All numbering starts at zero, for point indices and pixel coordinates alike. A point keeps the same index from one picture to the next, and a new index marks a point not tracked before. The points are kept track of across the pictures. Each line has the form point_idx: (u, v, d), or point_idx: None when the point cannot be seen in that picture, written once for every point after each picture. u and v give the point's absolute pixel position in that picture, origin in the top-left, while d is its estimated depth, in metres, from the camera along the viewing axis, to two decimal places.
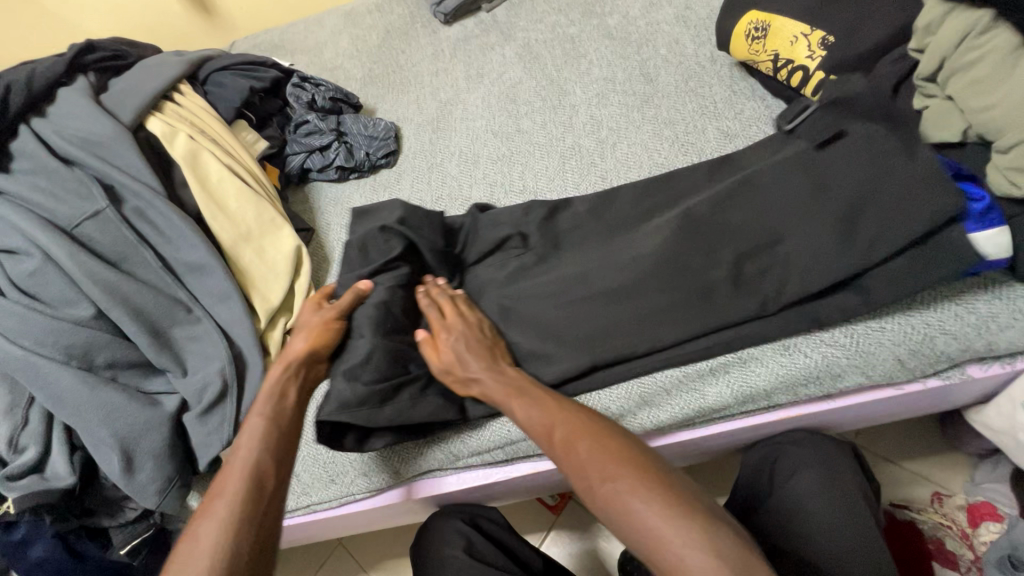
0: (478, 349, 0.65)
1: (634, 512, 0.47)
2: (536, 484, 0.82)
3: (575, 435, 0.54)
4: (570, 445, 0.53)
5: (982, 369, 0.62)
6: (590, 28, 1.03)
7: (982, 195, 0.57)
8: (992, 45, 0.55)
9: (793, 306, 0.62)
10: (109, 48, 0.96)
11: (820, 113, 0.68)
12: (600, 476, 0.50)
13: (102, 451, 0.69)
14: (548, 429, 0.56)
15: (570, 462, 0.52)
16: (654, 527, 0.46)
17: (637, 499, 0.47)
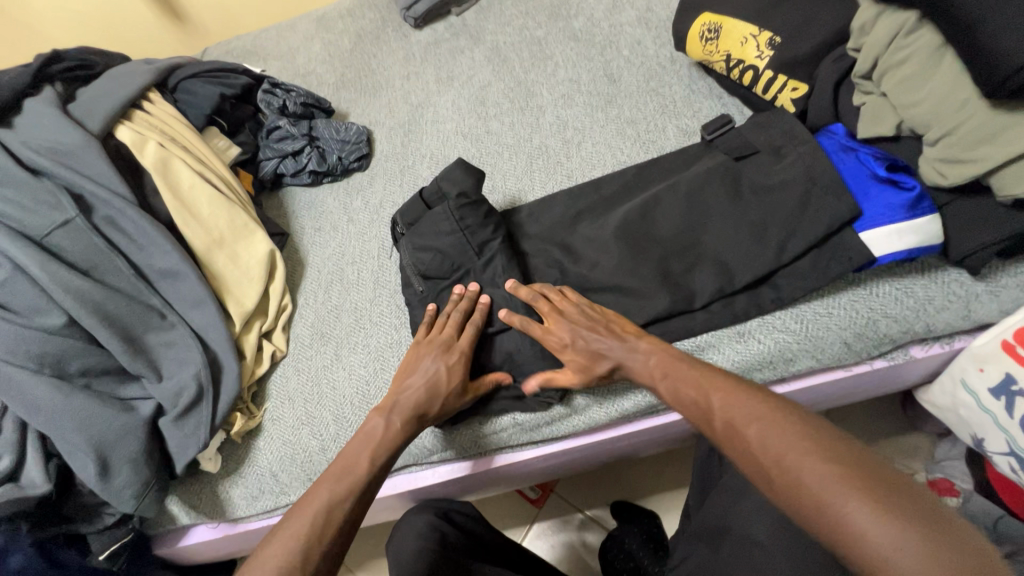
0: (609, 342, 0.64)
1: (830, 500, 0.45)
2: (512, 476, 0.84)
3: (763, 419, 0.51)
4: (758, 428, 0.51)
5: (923, 349, 0.65)
6: (556, 31, 1.06)
7: (913, 185, 0.60)
8: (918, 45, 0.59)
9: (737, 293, 0.66)
10: (76, 57, 0.96)
11: (737, 131, 0.74)
12: (789, 462, 0.48)
13: (77, 457, 0.69)
14: (728, 413, 0.54)
15: (762, 449, 0.50)
16: (861, 525, 0.43)
17: (836, 489, 0.45)
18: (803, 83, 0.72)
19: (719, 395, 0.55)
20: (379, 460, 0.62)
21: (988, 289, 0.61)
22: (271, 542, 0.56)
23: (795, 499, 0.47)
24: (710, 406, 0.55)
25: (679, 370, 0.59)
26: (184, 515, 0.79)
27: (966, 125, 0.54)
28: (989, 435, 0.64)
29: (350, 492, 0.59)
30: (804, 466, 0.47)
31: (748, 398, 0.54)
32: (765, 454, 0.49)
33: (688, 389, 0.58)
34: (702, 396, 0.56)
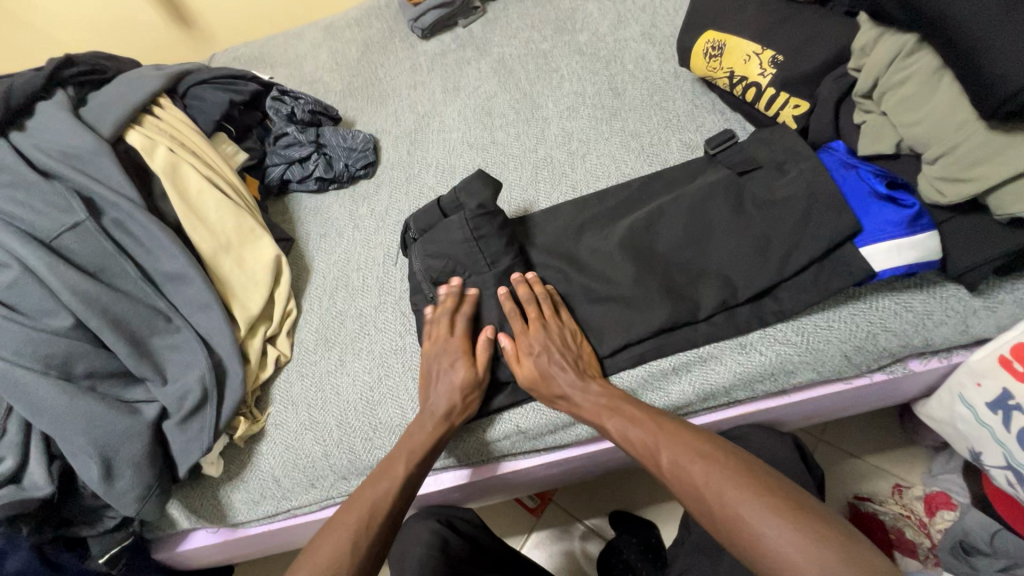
0: (579, 374, 0.66)
1: (760, 531, 0.49)
2: (515, 483, 0.84)
3: (697, 458, 0.55)
4: (692, 468, 0.55)
5: (922, 362, 0.66)
6: (561, 45, 1.08)
7: (913, 202, 0.61)
8: (918, 66, 0.60)
9: (739, 305, 0.67)
10: (88, 62, 0.97)
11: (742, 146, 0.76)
12: (725, 499, 0.51)
13: (81, 459, 0.69)
14: (664, 452, 0.58)
15: (696, 486, 0.54)
16: (790, 556, 0.46)
17: (767, 522, 0.49)
18: (804, 101, 0.74)
19: (663, 432, 0.59)
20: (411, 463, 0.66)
21: (985, 305, 0.62)
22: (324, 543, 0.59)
23: (730, 531, 0.51)
24: (652, 437, 0.59)
25: (628, 409, 0.63)
26: (184, 520, 0.79)
27: (968, 143, 0.55)
28: (986, 448, 0.65)
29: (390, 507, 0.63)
30: (734, 501, 0.51)
31: (685, 438, 0.58)
32: (704, 491, 0.53)
33: (633, 428, 0.61)
34: (644, 429, 0.60)
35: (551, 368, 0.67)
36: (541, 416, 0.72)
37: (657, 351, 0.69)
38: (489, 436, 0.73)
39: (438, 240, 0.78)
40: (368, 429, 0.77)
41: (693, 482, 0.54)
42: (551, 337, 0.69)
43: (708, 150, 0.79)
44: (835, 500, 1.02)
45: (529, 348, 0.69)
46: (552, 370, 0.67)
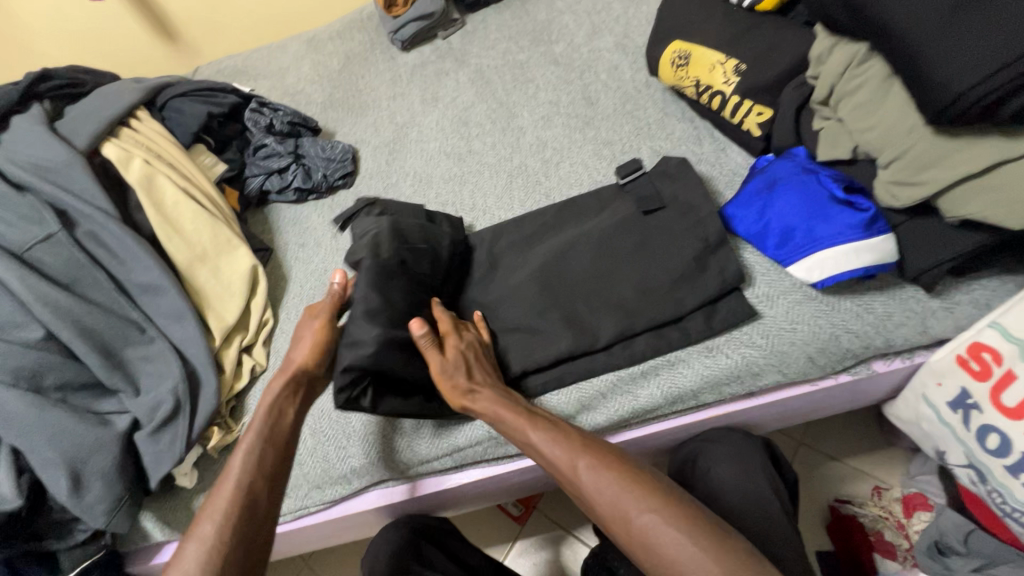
0: (493, 385, 0.66)
1: (678, 548, 0.50)
2: (492, 490, 0.85)
3: (608, 477, 0.56)
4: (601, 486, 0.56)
5: (886, 363, 0.67)
6: (538, 55, 1.09)
7: (869, 206, 0.62)
8: (870, 74, 0.62)
9: (699, 308, 0.68)
10: (66, 76, 0.98)
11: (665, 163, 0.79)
12: (635, 519, 0.53)
13: (50, 471, 0.69)
14: (573, 466, 0.57)
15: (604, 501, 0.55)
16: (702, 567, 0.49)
17: (681, 537, 0.51)
18: (767, 108, 0.75)
19: (583, 448, 0.59)
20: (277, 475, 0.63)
21: (943, 305, 0.63)
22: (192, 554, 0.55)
23: (635, 544, 0.53)
24: (570, 452, 0.58)
25: (541, 425, 0.61)
26: (158, 531, 0.78)
27: (917, 148, 0.57)
28: (949, 447, 0.66)
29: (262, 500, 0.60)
30: (643, 515, 0.53)
31: (593, 455, 0.58)
32: (622, 507, 0.54)
33: (545, 442, 0.59)
34: (563, 443, 0.59)
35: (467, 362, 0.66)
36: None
37: (626, 354, 0.69)
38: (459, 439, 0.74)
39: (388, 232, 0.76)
40: (341, 437, 0.77)
41: (603, 500, 0.55)
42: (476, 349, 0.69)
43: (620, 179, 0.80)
44: (814, 503, 1.02)
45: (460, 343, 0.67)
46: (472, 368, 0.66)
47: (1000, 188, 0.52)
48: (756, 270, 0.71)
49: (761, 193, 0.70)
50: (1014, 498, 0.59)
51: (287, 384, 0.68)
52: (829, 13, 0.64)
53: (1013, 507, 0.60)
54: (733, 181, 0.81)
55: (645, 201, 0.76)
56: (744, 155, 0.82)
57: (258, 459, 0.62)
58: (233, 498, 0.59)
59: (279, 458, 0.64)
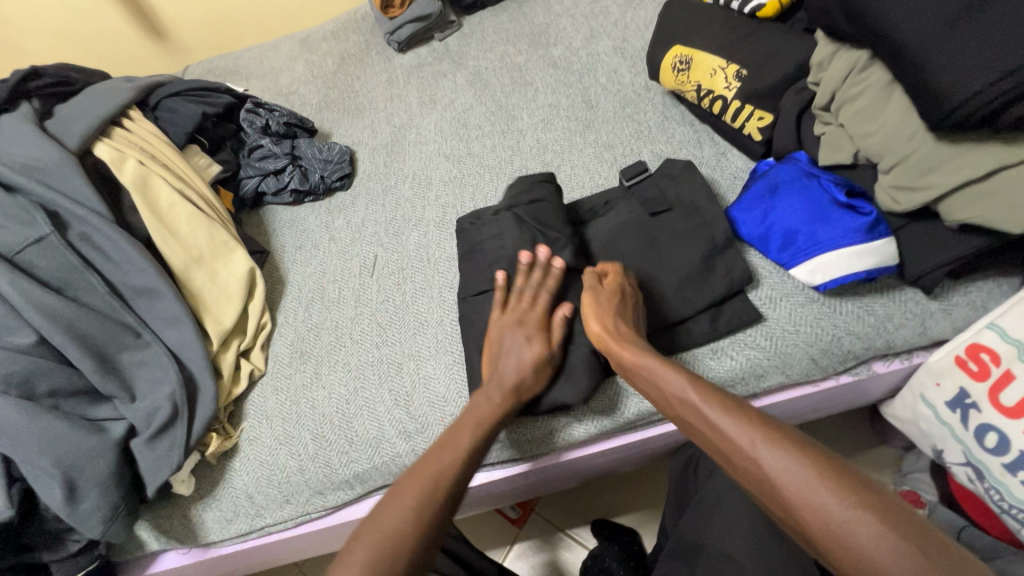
0: (658, 356, 0.59)
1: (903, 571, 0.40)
2: (495, 494, 0.84)
3: (809, 468, 0.45)
4: (817, 490, 0.44)
5: (885, 364, 0.69)
6: (536, 58, 1.09)
7: (870, 210, 0.63)
8: (870, 80, 0.63)
9: (704, 310, 0.69)
10: (54, 74, 0.95)
11: (672, 163, 0.80)
12: (841, 514, 0.42)
13: (42, 481, 0.67)
14: (771, 457, 0.47)
15: (819, 515, 0.43)
16: None
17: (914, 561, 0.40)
18: (768, 113, 0.76)
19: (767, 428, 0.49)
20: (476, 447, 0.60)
21: (941, 307, 0.65)
22: (376, 521, 0.51)
23: (851, 567, 0.42)
24: (752, 426, 0.49)
25: (731, 403, 0.52)
26: (154, 541, 0.77)
27: (918, 153, 0.58)
28: (947, 446, 0.67)
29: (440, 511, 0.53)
30: (862, 532, 0.41)
31: (779, 431, 0.48)
32: (826, 506, 0.43)
33: (713, 411, 0.52)
34: (744, 420, 0.50)
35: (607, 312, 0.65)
36: (539, 427, 0.72)
37: None
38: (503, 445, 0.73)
39: (506, 224, 0.77)
40: (344, 442, 0.77)
41: (822, 513, 0.43)
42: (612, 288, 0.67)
43: (624, 181, 0.81)
44: None
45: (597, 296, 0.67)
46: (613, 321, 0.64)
47: (999, 193, 0.54)
48: (760, 273, 0.72)
49: (763, 197, 0.71)
50: (1011, 496, 0.60)
51: (511, 402, 0.64)
52: (830, 21, 0.65)
53: (1011, 504, 0.61)
54: (734, 184, 0.82)
55: (650, 204, 0.77)
56: (744, 159, 0.83)
57: (453, 443, 0.59)
58: (427, 490, 0.54)
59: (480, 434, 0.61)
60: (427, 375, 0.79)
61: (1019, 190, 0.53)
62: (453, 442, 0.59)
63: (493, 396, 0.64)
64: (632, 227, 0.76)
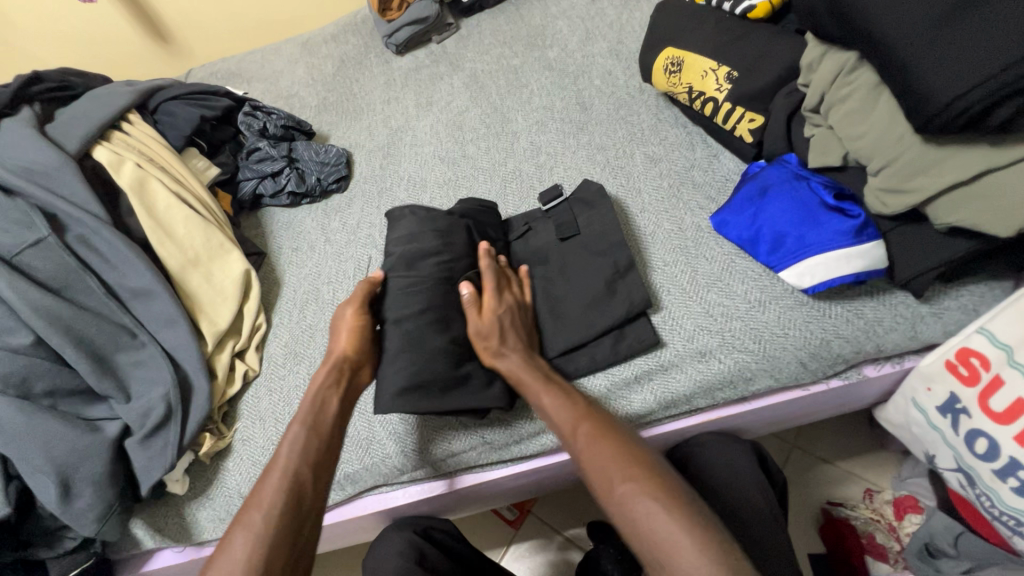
0: (535, 362, 0.67)
1: (654, 519, 0.51)
2: (466, 501, 0.84)
3: (603, 443, 0.58)
4: (641, 502, 0.52)
5: (876, 368, 0.68)
6: (532, 60, 1.10)
7: (859, 213, 0.63)
8: (858, 83, 0.63)
9: (606, 333, 0.70)
10: (57, 79, 0.97)
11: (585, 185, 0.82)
12: (619, 475, 0.55)
13: (39, 479, 0.68)
14: (616, 472, 0.55)
15: (637, 519, 0.51)
16: (677, 543, 0.49)
17: (658, 512, 0.51)
18: (759, 115, 0.76)
19: (587, 414, 0.61)
20: (326, 424, 0.66)
21: (932, 311, 0.64)
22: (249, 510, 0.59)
23: (624, 520, 0.53)
24: (575, 410, 0.61)
25: (592, 425, 0.59)
26: (149, 539, 0.78)
27: (903, 157, 0.58)
28: (939, 451, 0.66)
29: (289, 504, 0.59)
30: (668, 535, 0.49)
31: (586, 415, 0.61)
32: (607, 470, 0.56)
33: (552, 399, 0.63)
34: (569, 406, 0.62)
35: (503, 322, 0.69)
36: (533, 426, 0.73)
37: (615, 358, 0.69)
38: (506, 442, 0.73)
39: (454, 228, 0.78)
40: None
41: (638, 524, 0.51)
42: (509, 305, 0.71)
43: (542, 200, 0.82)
44: (809, 505, 1.02)
45: (495, 304, 0.70)
46: (504, 328, 0.68)
47: (987, 196, 0.53)
48: (747, 275, 0.71)
49: (753, 200, 0.71)
50: (1001, 502, 0.59)
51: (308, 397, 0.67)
52: (819, 22, 0.65)
53: (1002, 512, 0.60)
54: (725, 186, 0.81)
55: (562, 228, 0.78)
56: (736, 161, 0.83)
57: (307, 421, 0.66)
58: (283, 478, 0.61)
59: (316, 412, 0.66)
60: None
61: (1003, 197, 0.52)
62: (315, 426, 0.65)
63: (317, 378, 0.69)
64: (546, 254, 0.78)
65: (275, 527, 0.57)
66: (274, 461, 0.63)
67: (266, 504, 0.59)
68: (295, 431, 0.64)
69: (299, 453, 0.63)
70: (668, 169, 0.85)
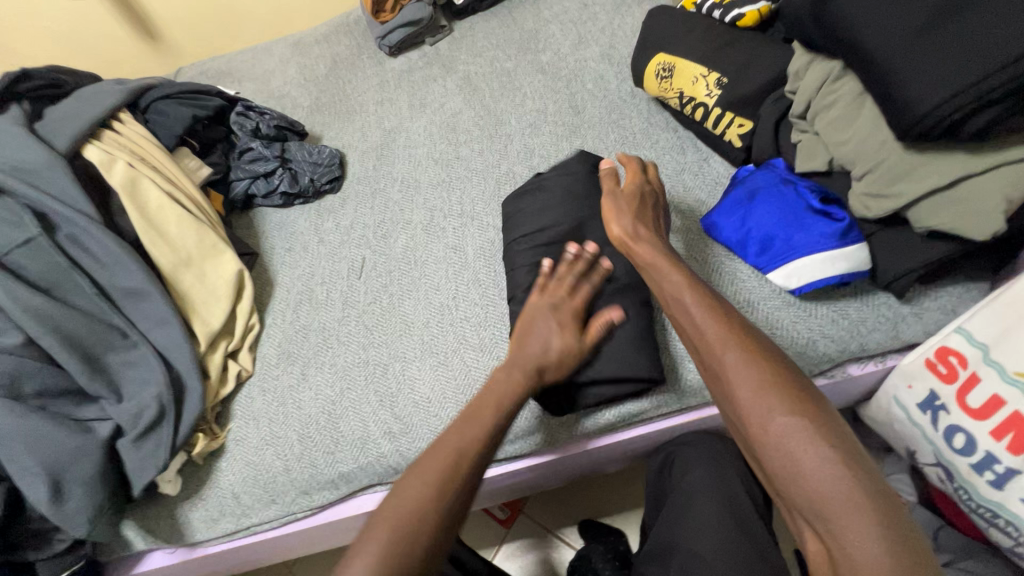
0: (681, 279, 0.61)
1: (820, 471, 0.47)
2: None
3: (760, 374, 0.52)
4: (803, 448, 0.48)
5: (860, 367, 0.70)
6: (524, 64, 1.11)
7: (843, 216, 0.65)
8: (843, 90, 0.65)
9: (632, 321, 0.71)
10: (45, 76, 0.96)
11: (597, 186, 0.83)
12: (779, 415, 0.50)
13: (28, 481, 0.68)
14: (777, 413, 0.50)
15: (796, 464, 0.48)
16: (843, 499, 0.46)
17: (827, 464, 0.47)
18: (747, 121, 0.78)
19: (738, 342, 0.55)
20: (496, 408, 0.59)
21: (912, 311, 0.67)
22: (402, 484, 0.53)
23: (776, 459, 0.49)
24: (719, 331, 0.56)
25: (755, 350, 0.54)
26: (140, 540, 0.77)
27: (886, 163, 0.60)
28: (919, 447, 0.68)
29: (458, 489, 0.53)
30: (837, 490, 0.46)
31: (739, 339, 0.55)
32: (764, 405, 0.51)
33: (701, 317, 0.57)
34: (718, 328, 0.56)
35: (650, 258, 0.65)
36: (526, 425, 0.74)
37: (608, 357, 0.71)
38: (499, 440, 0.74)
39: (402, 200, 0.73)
40: (330, 443, 0.77)
41: (801, 467, 0.48)
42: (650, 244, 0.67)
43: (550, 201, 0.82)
44: None
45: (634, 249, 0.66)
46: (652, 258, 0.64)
47: (964, 201, 0.56)
48: (736, 277, 0.73)
49: (742, 203, 0.72)
50: (978, 495, 0.61)
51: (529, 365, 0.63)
52: (805, 31, 0.67)
53: (978, 504, 0.62)
54: (715, 190, 0.83)
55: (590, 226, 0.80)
56: (725, 165, 0.85)
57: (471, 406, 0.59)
58: (442, 460, 0.54)
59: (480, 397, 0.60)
60: (412, 376, 0.80)
61: (979, 201, 0.55)
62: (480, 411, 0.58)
63: (520, 364, 0.63)
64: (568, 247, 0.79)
65: (431, 504, 0.51)
66: (437, 444, 0.56)
67: (421, 485, 0.52)
68: (466, 417, 0.58)
69: (462, 437, 0.56)
70: (659, 172, 0.87)
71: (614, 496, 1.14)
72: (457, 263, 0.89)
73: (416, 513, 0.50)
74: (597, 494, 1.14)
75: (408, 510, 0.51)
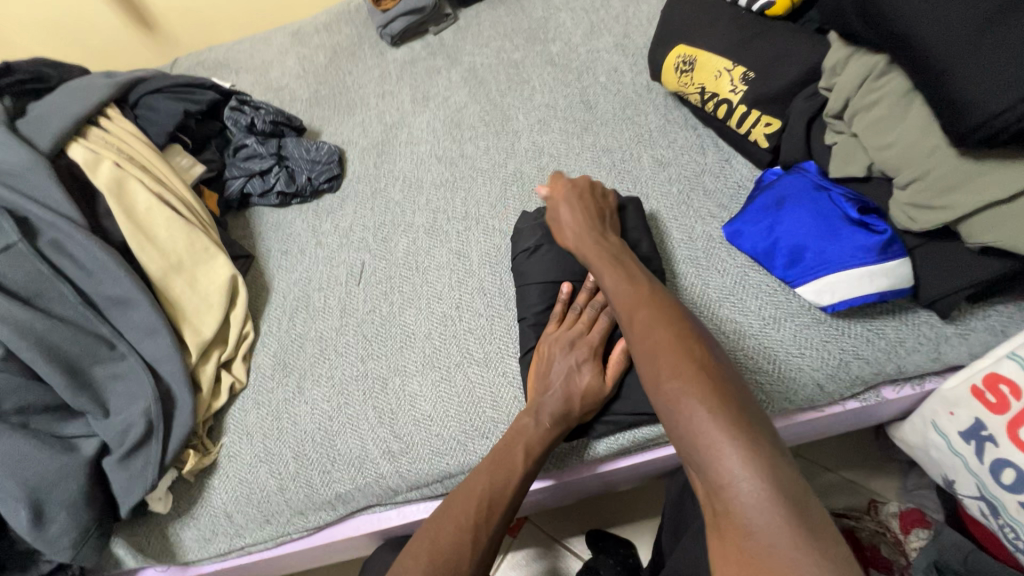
0: (605, 260, 0.64)
1: (694, 418, 0.45)
2: None
3: (660, 332, 0.52)
4: (683, 398, 0.46)
5: (895, 390, 0.65)
6: (533, 54, 1.05)
7: (885, 227, 0.59)
8: (888, 88, 0.59)
9: None
10: (29, 70, 0.91)
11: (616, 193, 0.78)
12: (665, 369, 0.49)
13: (9, 502, 0.64)
14: (665, 368, 0.49)
15: (676, 414, 0.46)
16: (709, 439, 0.43)
17: (696, 409, 0.45)
18: (776, 119, 0.72)
19: (646, 308, 0.55)
20: (529, 459, 0.60)
21: (957, 332, 0.61)
22: (434, 520, 0.57)
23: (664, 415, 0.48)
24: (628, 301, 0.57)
25: (653, 312, 0.54)
26: (130, 559, 0.74)
27: (937, 170, 0.54)
28: (961, 477, 0.63)
29: (485, 527, 0.56)
30: (707, 434, 0.44)
31: (645, 306, 0.55)
32: (655, 361, 0.50)
33: (617, 289, 0.59)
34: (632, 299, 0.57)
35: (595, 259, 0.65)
36: None
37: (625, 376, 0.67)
38: None
39: None
40: (327, 462, 0.73)
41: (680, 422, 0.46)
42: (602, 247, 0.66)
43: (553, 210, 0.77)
44: None
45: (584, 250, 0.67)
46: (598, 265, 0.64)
47: None
48: (760, 291, 0.68)
49: (769, 210, 0.67)
50: None
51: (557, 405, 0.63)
52: (846, 22, 0.60)
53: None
54: (738, 193, 0.77)
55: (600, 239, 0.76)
56: (749, 167, 0.79)
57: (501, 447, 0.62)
58: (470, 497, 0.58)
59: (511, 438, 0.62)
60: (413, 392, 0.75)
61: None
62: (508, 462, 0.60)
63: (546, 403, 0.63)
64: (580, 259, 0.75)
65: (466, 542, 0.55)
66: (466, 484, 0.60)
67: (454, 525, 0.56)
68: (493, 459, 0.61)
69: (495, 477, 0.59)
70: (677, 174, 0.81)
71: (624, 507, 1.09)
72: (461, 271, 0.84)
73: (446, 545, 0.54)
74: (606, 505, 1.10)
75: (436, 544, 0.55)
